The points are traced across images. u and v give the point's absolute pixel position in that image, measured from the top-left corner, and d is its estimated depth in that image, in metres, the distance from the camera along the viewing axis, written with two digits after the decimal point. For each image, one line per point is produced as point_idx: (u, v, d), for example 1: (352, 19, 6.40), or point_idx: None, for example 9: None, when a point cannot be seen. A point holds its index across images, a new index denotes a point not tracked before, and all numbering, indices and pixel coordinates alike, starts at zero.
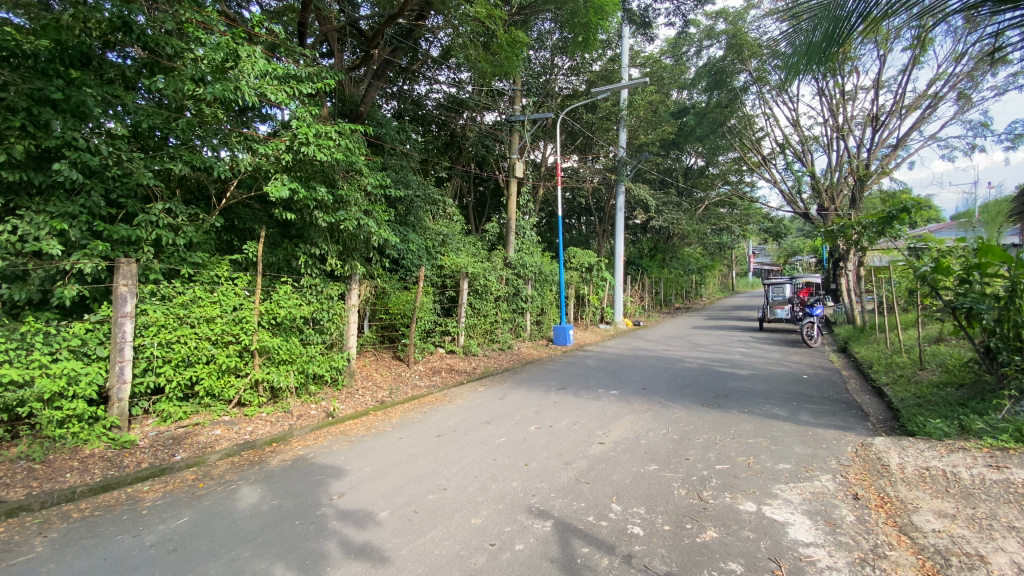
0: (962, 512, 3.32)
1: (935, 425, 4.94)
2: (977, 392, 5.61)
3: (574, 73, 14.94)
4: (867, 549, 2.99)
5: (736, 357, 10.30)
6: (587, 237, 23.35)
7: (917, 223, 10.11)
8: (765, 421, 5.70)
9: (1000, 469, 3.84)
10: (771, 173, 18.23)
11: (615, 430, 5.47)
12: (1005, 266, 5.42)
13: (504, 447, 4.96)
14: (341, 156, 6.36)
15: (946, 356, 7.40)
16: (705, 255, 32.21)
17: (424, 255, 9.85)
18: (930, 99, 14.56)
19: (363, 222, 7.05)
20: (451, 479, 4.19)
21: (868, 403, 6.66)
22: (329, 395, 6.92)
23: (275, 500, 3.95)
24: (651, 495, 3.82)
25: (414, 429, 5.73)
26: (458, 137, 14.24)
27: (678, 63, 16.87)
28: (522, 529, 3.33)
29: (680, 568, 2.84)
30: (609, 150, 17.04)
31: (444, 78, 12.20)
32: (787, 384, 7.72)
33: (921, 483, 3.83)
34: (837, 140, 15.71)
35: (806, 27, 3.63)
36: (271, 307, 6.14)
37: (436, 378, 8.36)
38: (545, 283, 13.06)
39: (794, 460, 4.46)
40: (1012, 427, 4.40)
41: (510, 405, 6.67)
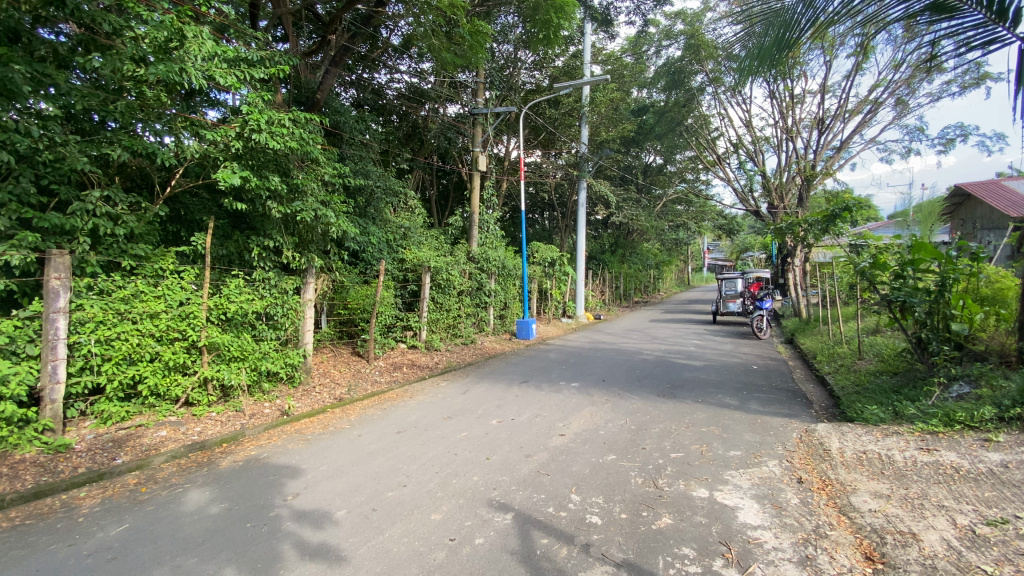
0: (896, 493, 3.55)
1: (872, 411, 5.28)
2: (910, 379, 6.00)
3: (537, 67, 14.88)
4: (810, 530, 3.16)
5: (691, 349, 10.65)
6: (550, 232, 23.53)
7: (857, 222, 10.72)
8: (717, 410, 5.92)
9: (930, 451, 4.12)
10: (725, 172, 18.83)
11: (576, 421, 5.56)
12: (935, 262, 5.81)
13: (465, 442, 4.94)
14: (295, 144, 6.12)
15: (881, 347, 7.91)
16: (664, 251, 33.08)
17: (385, 248, 9.70)
18: (871, 104, 15.41)
19: (321, 213, 6.83)
20: (411, 476, 4.14)
21: (812, 391, 7.04)
22: (284, 393, 6.70)
23: (225, 502, 3.79)
24: (609, 484, 3.90)
25: (373, 426, 5.61)
26: (419, 128, 14.06)
27: (638, 62, 17.14)
28: (481, 522, 3.33)
29: (635, 555, 2.92)
30: (571, 146, 17.31)
31: (405, 67, 11.92)
32: (738, 374, 8.07)
33: (858, 466, 4.09)
34: (786, 141, 16.42)
35: (757, 31, 3.82)
36: (221, 302, 5.88)
37: (397, 373, 8.22)
38: (509, 278, 13.07)
39: (744, 447, 4.65)
40: (940, 413, 4.73)
41: (472, 399, 6.64)
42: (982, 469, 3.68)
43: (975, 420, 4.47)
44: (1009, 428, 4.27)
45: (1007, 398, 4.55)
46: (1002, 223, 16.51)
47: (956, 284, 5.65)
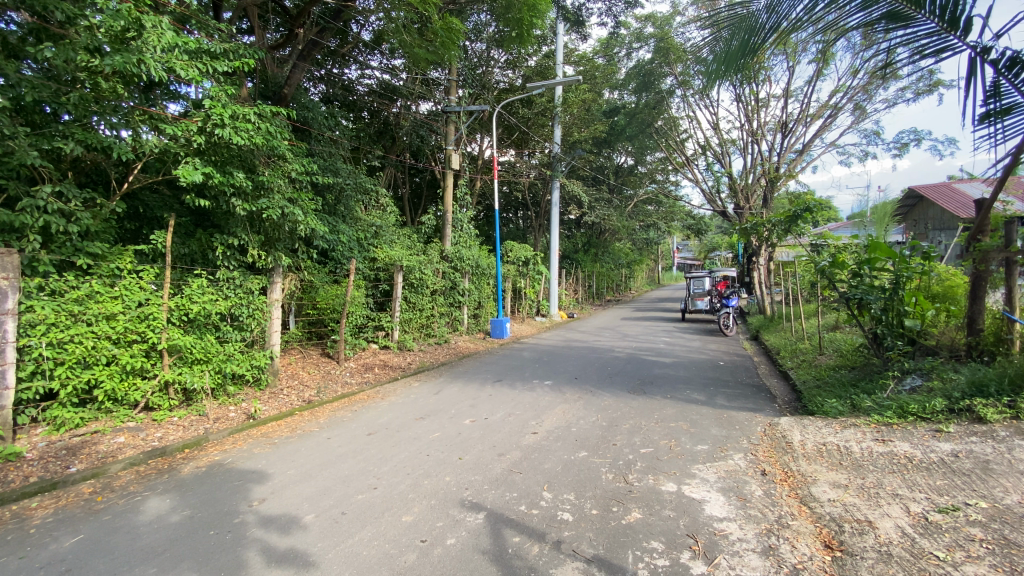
0: (854, 483, 3.70)
1: (831, 404, 5.48)
2: (866, 373, 6.26)
3: (510, 66, 14.88)
4: (773, 521, 3.26)
5: (661, 346, 10.85)
6: (524, 231, 23.58)
7: (818, 222, 11.11)
8: (685, 406, 6.05)
9: (885, 442, 4.31)
10: (694, 173, 19.23)
11: (548, 419, 5.58)
12: (890, 261, 6.08)
13: (438, 443, 4.90)
14: (261, 140, 5.95)
15: (840, 342, 8.24)
16: (636, 251, 33.59)
17: (356, 247, 9.55)
18: (830, 109, 16.00)
19: (288, 210, 6.67)
20: (382, 478, 4.08)
21: (776, 386, 7.27)
22: (250, 396, 6.51)
23: (187, 509, 3.66)
24: (580, 480, 3.94)
25: (343, 428, 5.52)
26: (391, 125, 13.86)
27: (610, 63, 17.34)
28: (453, 523, 3.31)
29: (606, 550, 2.95)
30: (544, 146, 17.39)
31: (376, 63, 11.73)
32: (706, 370, 8.27)
33: (818, 457, 4.24)
34: (751, 143, 16.89)
35: (725, 36, 3.94)
36: (183, 302, 5.68)
37: (368, 374, 8.09)
38: (483, 276, 13.03)
39: (711, 441, 4.76)
40: (894, 405, 4.96)
41: (445, 399, 6.60)
42: (933, 459, 3.87)
43: (926, 411, 4.69)
44: (957, 419, 4.50)
45: (956, 390, 4.79)
46: (952, 224, 17.39)
47: (909, 282, 5.92)
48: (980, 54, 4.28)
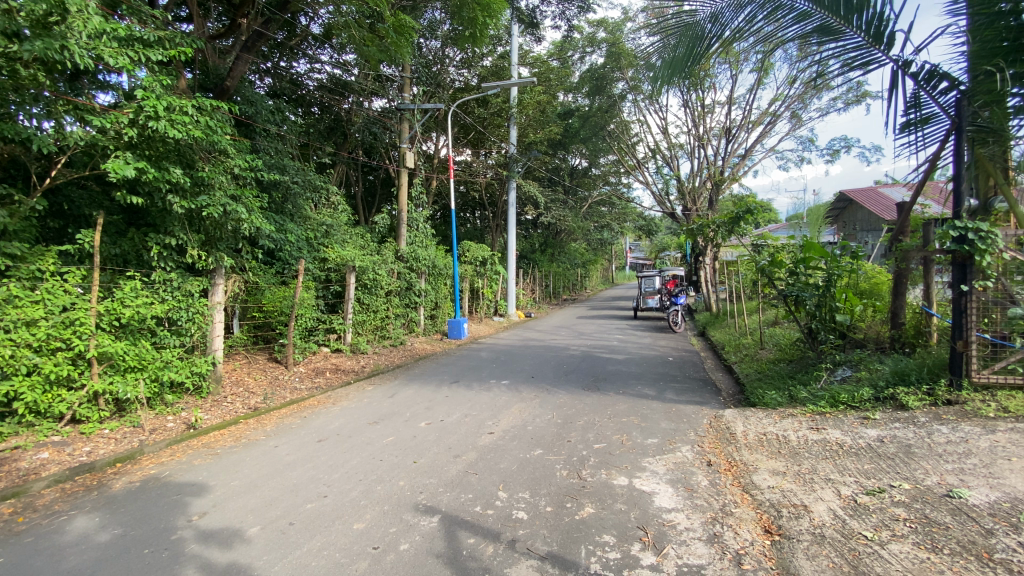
0: (791, 470, 3.91)
1: (771, 396, 5.79)
2: (802, 366, 6.65)
3: (465, 65, 14.78)
4: (717, 509, 3.41)
5: (614, 344, 11.11)
6: (481, 231, 23.53)
7: (759, 223, 11.70)
8: (636, 401, 6.22)
9: (819, 430, 4.59)
10: (644, 176, 19.79)
11: (504, 419, 5.59)
12: (823, 260, 6.49)
13: (391, 447, 4.81)
14: (200, 134, 5.63)
15: (779, 337, 8.72)
16: (591, 250, 34.23)
17: (305, 247, 9.23)
18: (770, 116, 16.89)
19: (231, 208, 6.38)
20: (333, 485, 3.96)
21: (721, 379, 7.60)
22: (191, 404, 6.17)
23: (119, 527, 3.42)
24: (535, 478, 3.97)
25: (291, 436, 5.32)
26: (343, 121, 13.50)
27: (564, 66, 17.61)
28: (406, 527, 3.26)
29: (559, 547, 2.99)
30: (500, 146, 17.42)
31: (326, 57, 11.37)
32: (656, 366, 8.53)
33: (759, 446, 4.47)
34: (698, 148, 17.56)
35: (673, 42, 4.84)
36: (114, 306, 5.30)
37: (319, 379, 7.83)
38: (439, 276, 12.90)
39: (660, 435, 4.92)
40: (827, 394, 5.29)
41: (399, 402, 6.49)
42: (861, 444, 4.16)
43: (855, 400, 5.04)
44: (883, 407, 4.86)
45: (882, 379, 5.15)
46: (879, 224, 18.74)
47: (840, 280, 6.32)
48: (901, 67, 4.67)
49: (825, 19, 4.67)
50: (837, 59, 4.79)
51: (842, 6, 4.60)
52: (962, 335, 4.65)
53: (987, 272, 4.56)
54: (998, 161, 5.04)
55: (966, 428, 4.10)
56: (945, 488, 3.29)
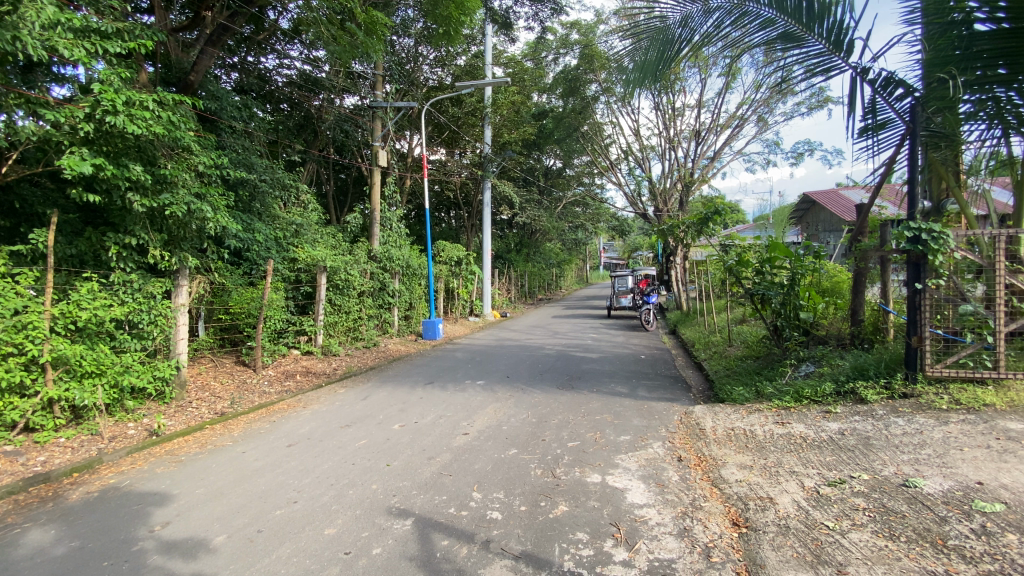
0: (758, 464, 4.02)
1: (739, 391, 5.95)
2: (768, 362, 6.85)
3: (439, 64, 14.68)
4: (687, 504, 3.49)
5: (588, 343, 11.23)
6: (456, 231, 23.42)
7: (727, 224, 12.01)
8: (610, 398, 6.30)
9: (784, 424, 4.75)
10: (617, 177, 20.05)
11: (479, 419, 5.58)
12: (787, 259, 6.71)
13: (364, 450, 4.74)
14: (162, 130, 5.44)
15: (746, 335, 8.96)
16: (566, 250, 34.50)
17: (273, 246, 9.01)
18: (738, 120, 17.33)
19: (195, 207, 6.19)
20: (303, 491, 3.88)
21: (691, 376, 7.77)
22: (153, 410, 5.96)
23: (75, 540, 3.27)
24: (510, 478, 3.98)
25: (260, 441, 5.19)
26: (313, 118, 13.24)
27: (538, 67, 17.69)
28: (379, 531, 3.22)
29: (533, 546, 3.01)
30: (475, 146, 17.37)
31: (296, 54, 11.11)
32: (629, 364, 8.66)
33: (728, 441, 4.59)
34: (669, 150, 17.88)
35: (645, 45, 5.04)
36: (69, 309, 5.07)
37: (289, 382, 7.66)
38: (413, 276, 12.79)
39: (633, 432, 5.00)
40: (791, 390, 5.47)
41: (372, 405, 6.40)
42: (823, 437, 4.31)
43: (818, 395, 5.22)
44: (843, 401, 5.05)
45: (842, 374, 5.36)
46: (839, 225, 19.44)
47: (803, 279, 6.54)
48: (859, 74, 4.87)
49: (787, 26, 4.86)
50: (800, 65, 4.97)
51: (805, 14, 4.77)
52: (916, 331, 4.88)
53: (939, 270, 4.75)
54: (948, 165, 5.31)
55: (920, 420, 4.30)
56: (902, 478, 3.44)
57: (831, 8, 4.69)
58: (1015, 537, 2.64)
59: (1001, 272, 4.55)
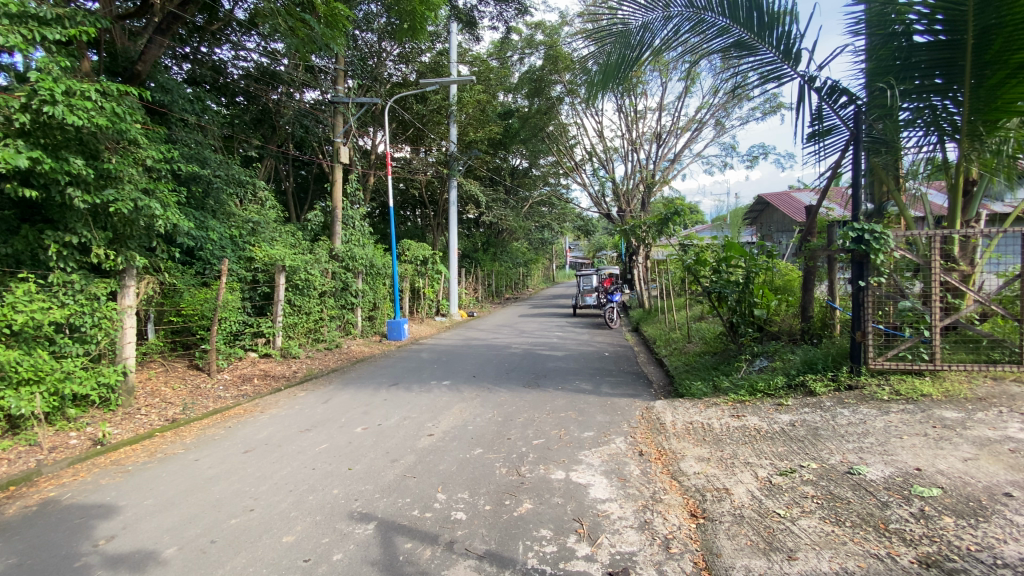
0: (715, 456, 4.16)
1: (698, 386, 6.13)
2: (725, 357, 7.10)
3: (403, 60, 14.48)
4: (648, 497, 3.57)
5: (554, 341, 11.33)
6: (422, 230, 23.17)
7: (687, 224, 12.37)
8: (574, 396, 6.38)
9: (739, 417, 4.93)
10: (581, 177, 20.28)
11: (445, 420, 5.54)
12: (742, 258, 6.96)
13: (325, 454, 4.63)
14: (105, 122, 5.14)
15: (705, 331, 9.26)
16: (533, 249, 34.72)
17: (228, 245, 8.68)
18: (697, 123, 17.85)
19: (143, 203, 5.88)
20: (260, 498, 3.76)
21: (652, 372, 7.97)
22: (98, 419, 5.64)
23: (9, 558, 3.06)
24: (475, 478, 3.97)
25: (214, 448, 4.99)
26: (271, 112, 12.83)
27: (503, 67, 17.71)
28: (340, 537, 3.15)
29: (497, 544, 3.01)
30: (440, 144, 17.23)
31: (252, 45, 10.71)
32: (594, 361, 8.79)
33: (686, 434, 4.73)
34: (631, 152, 18.24)
35: (608, 49, 5.17)
36: (3, 312, 4.73)
37: (246, 386, 7.39)
38: (377, 276, 12.58)
39: (596, 428, 5.08)
40: (746, 383, 5.68)
41: (334, 408, 6.25)
42: (775, 428, 4.50)
43: (771, 388, 5.44)
44: (794, 393, 5.29)
45: (794, 368, 5.61)
46: (791, 225, 20.29)
47: (757, 277, 6.81)
48: (807, 82, 5.11)
49: (740, 35, 5.06)
50: (754, 72, 5.17)
51: (755, 24, 4.97)
52: (860, 327, 5.15)
53: (880, 268, 5.04)
54: (889, 169, 5.63)
55: (864, 411, 4.55)
56: (847, 466, 3.63)
57: (780, 17, 4.89)
58: (950, 519, 2.83)
59: (936, 271, 4.86)
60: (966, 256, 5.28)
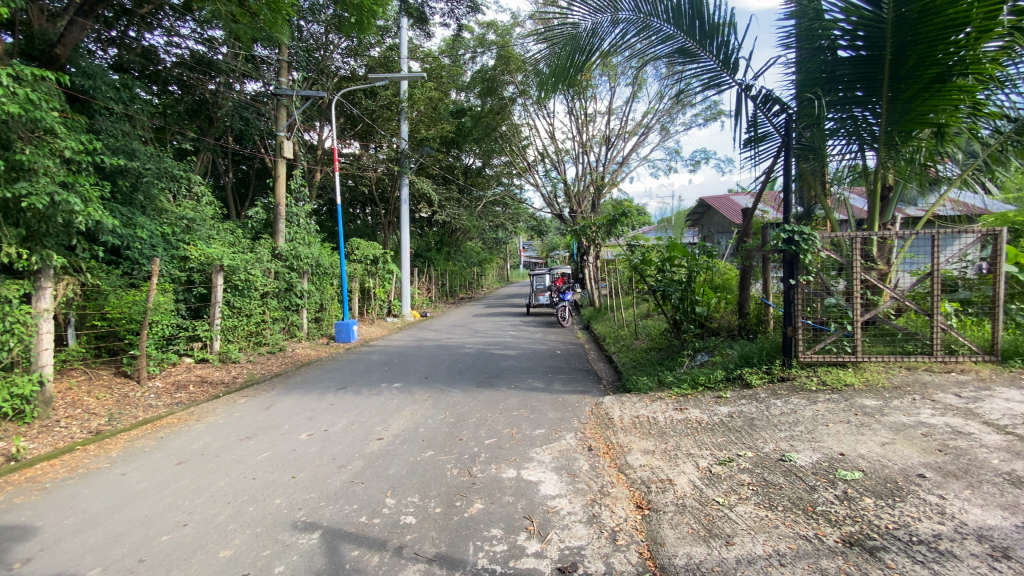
0: (659, 448, 4.31)
1: (644, 381, 6.33)
2: (669, 353, 7.38)
3: (351, 54, 14.08)
4: (596, 491, 3.66)
5: (507, 340, 11.37)
6: (373, 229, 22.65)
7: (634, 225, 12.75)
8: (526, 394, 6.44)
9: (682, 410, 5.13)
10: (534, 178, 20.44)
11: (395, 423, 5.43)
12: (685, 258, 7.25)
13: (267, 463, 4.43)
14: (17, 110, 4.71)
15: (650, 328, 9.59)
16: (487, 250, 34.70)
17: (159, 244, 8.13)
18: (643, 128, 18.41)
19: (60, 198, 5.41)
20: (195, 511, 3.55)
21: (602, 369, 8.16)
22: (10, 433, 5.13)
23: None
24: (425, 481, 3.92)
25: (144, 460, 4.66)
26: (208, 103, 12.15)
27: (455, 65, 17.59)
28: (282, 548, 3.03)
29: (447, 547, 2.99)
30: (391, 141, 16.90)
31: (187, 32, 10.09)
32: (545, 360, 8.89)
33: (633, 428, 4.87)
34: (582, 154, 18.57)
35: (559, 50, 5.23)
36: None
37: (179, 394, 6.95)
38: (324, 275, 12.18)
39: (547, 425, 5.14)
40: (688, 378, 5.92)
41: (277, 414, 5.99)
42: (715, 420, 4.72)
43: (711, 381, 5.70)
44: (732, 386, 5.57)
45: (731, 362, 5.91)
46: (730, 227, 21.29)
47: (699, 276, 7.11)
48: (744, 91, 5.39)
49: (683, 42, 5.27)
50: (697, 79, 5.40)
51: (698, 32, 5.18)
52: (791, 322, 5.48)
53: (808, 268, 5.39)
54: (817, 175, 6.06)
55: (795, 401, 4.85)
56: (780, 454, 3.85)
57: (720, 28, 5.13)
58: (870, 500, 3.06)
59: (857, 270, 5.26)
60: (883, 256, 5.63)
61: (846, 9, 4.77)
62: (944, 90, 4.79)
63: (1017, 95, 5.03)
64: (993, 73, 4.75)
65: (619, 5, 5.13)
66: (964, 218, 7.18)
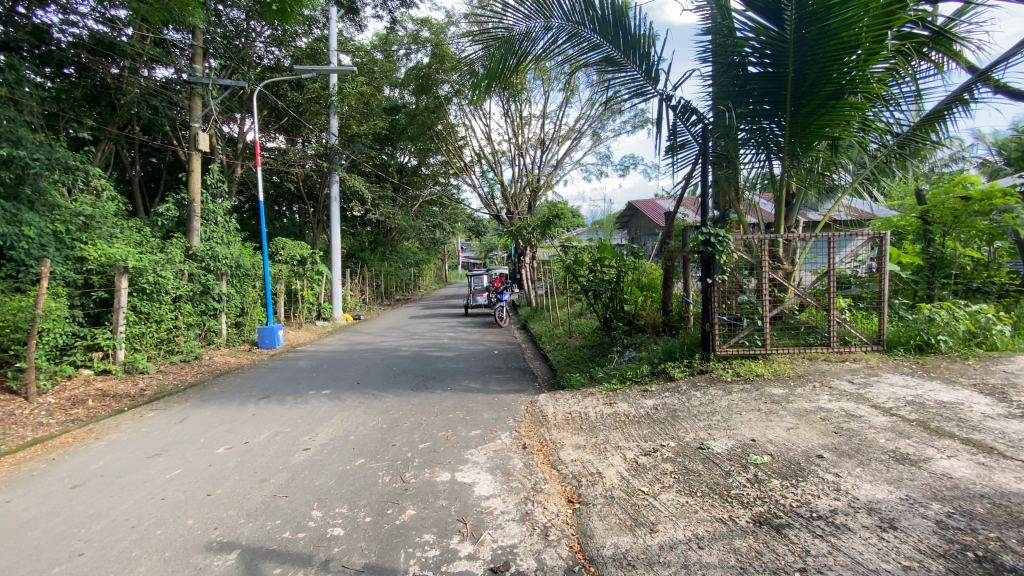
0: (590, 442, 4.45)
1: (577, 378, 6.53)
2: (600, 349, 7.65)
3: (276, 43, 13.34)
4: (529, 488, 3.71)
5: (444, 341, 11.25)
6: (301, 227, 21.63)
7: (568, 226, 13.04)
8: (462, 395, 6.40)
9: (611, 404, 5.33)
10: (471, 178, 20.38)
11: (323, 432, 5.22)
12: (614, 258, 7.52)
13: (179, 481, 4.10)
14: None
15: (583, 326, 9.88)
16: (423, 251, 34.16)
17: (50, 242, 7.27)
18: (576, 132, 18.87)
19: None
20: (94, 539, 3.22)
21: (537, 367, 8.29)
22: None
23: None
24: (355, 490, 3.79)
25: (32, 485, 4.16)
26: (110, 88, 11.03)
27: (388, 60, 17.26)
28: (195, 573, 2.82)
29: (376, 557, 2.91)
30: (321, 136, 16.20)
31: (85, 9, 9.06)
32: (482, 360, 8.88)
33: (566, 424, 4.99)
34: (517, 156, 18.75)
35: (493, 51, 5.26)
36: None
37: (77, 410, 6.28)
38: (245, 278, 11.46)
39: (482, 426, 5.15)
40: (617, 373, 6.16)
41: (192, 428, 5.56)
42: (641, 413, 4.94)
43: (638, 375, 5.98)
44: (656, 380, 5.86)
45: (656, 357, 6.21)
46: (655, 228, 22.33)
47: (627, 275, 7.40)
48: (665, 101, 5.67)
49: (609, 51, 5.45)
50: (625, 87, 5.61)
51: (622, 42, 5.39)
52: (708, 318, 5.84)
53: (723, 268, 5.77)
54: (731, 181, 6.53)
55: (713, 392, 5.19)
56: (699, 442, 4.10)
57: (642, 39, 5.36)
58: (777, 481, 3.33)
59: (766, 269, 5.70)
60: (787, 256, 6.10)
61: (756, 29, 5.15)
62: (838, 107, 5.31)
63: (900, 112, 5.69)
64: (879, 92, 5.34)
65: (550, 12, 5.25)
66: (857, 222, 7.98)
